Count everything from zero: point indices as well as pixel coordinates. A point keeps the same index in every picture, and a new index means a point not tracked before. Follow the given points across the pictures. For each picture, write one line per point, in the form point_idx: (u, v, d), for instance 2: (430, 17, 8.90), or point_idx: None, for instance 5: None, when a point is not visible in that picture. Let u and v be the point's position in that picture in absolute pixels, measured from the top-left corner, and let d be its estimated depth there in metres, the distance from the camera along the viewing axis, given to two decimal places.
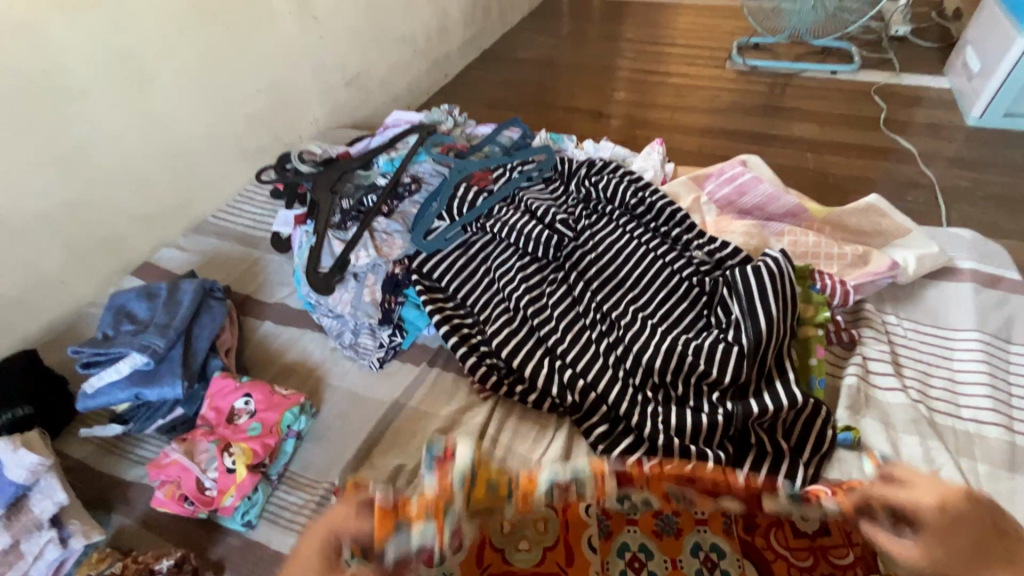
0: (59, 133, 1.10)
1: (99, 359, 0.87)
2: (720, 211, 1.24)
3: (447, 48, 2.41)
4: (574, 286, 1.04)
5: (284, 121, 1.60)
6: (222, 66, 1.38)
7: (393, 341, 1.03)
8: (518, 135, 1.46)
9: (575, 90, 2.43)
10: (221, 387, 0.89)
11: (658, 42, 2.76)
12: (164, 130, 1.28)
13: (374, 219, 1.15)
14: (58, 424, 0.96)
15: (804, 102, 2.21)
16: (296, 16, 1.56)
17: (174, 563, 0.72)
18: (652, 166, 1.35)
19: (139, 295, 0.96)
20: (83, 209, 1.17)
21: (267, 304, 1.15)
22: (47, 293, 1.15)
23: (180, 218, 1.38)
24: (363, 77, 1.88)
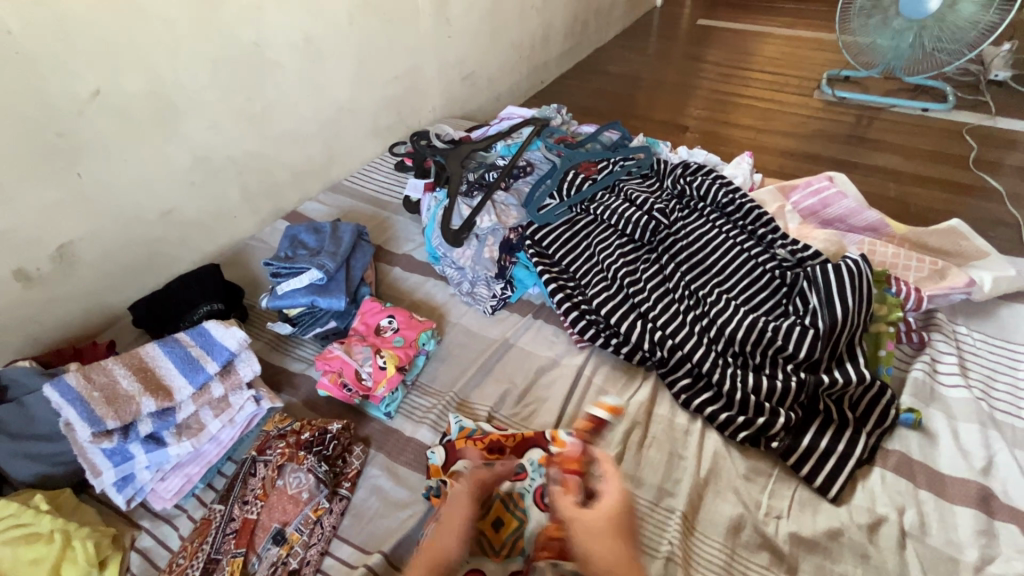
0: (255, 95, 1.33)
1: (285, 272, 1.09)
2: (803, 220, 1.36)
3: (547, 56, 2.61)
4: (665, 265, 1.19)
5: (410, 106, 1.83)
6: (374, 54, 1.61)
7: (504, 293, 1.21)
8: (617, 137, 1.63)
9: (663, 105, 2.57)
10: (370, 307, 1.09)
11: (746, 67, 2.87)
12: (325, 103, 1.52)
13: (495, 192, 1.34)
14: (243, 314, 1.23)
15: (890, 135, 2.26)
16: (434, 17, 1.79)
17: (341, 426, 0.91)
18: (741, 174, 1.48)
19: (308, 229, 1.18)
20: (260, 161, 1.40)
21: (396, 253, 1.36)
22: (223, 224, 1.38)
23: (322, 177, 1.61)
24: (475, 75, 2.10)
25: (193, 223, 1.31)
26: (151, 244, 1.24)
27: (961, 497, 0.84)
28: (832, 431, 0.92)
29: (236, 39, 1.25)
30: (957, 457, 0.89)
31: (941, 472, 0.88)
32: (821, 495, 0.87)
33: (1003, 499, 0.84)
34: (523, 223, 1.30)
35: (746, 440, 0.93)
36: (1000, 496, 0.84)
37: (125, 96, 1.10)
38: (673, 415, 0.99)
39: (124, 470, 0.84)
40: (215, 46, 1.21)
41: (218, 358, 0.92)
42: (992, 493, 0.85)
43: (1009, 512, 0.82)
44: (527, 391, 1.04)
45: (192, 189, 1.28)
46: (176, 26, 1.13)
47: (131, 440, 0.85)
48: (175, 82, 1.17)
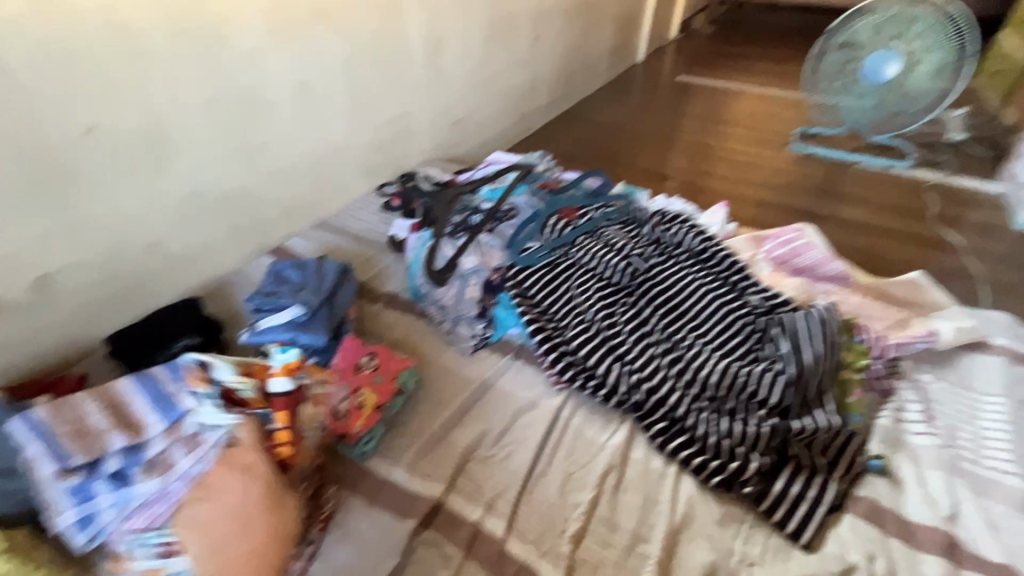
0: (248, 134, 1.37)
1: (267, 307, 1.10)
2: (774, 268, 1.41)
3: (534, 104, 2.73)
4: (642, 308, 1.23)
5: (399, 148, 1.89)
6: (367, 98, 1.68)
7: (484, 333, 1.23)
8: (599, 184, 1.71)
9: (643, 154, 2.68)
10: (350, 345, 1.09)
11: (722, 121, 3.02)
12: (317, 143, 1.57)
13: (479, 234, 1.38)
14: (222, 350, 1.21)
15: (856, 189, 2.39)
16: (426, 66, 1.87)
17: None
18: (716, 224, 1.55)
19: (292, 266, 1.20)
20: (249, 197, 1.43)
21: (379, 291, 1.37)
22: (208, 258, 1.39)
23: (310, 214, 1.63)
24: (464, 121, 2.19)
25: (177, 256, 1.32)
26: (134, 276, 1.24)
27: (928, 544, 0.86)
28: (804, 477, 0.93)
29: (233, 82, 1.29)
30: (924, 505, 0.91)
31: (911, 521, 0.90)
32: (794, 542, 0.88)
33: (970, 549, 0.86)
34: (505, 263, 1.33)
35: (720, 485, 0.94)
36: (967, 545, 0.86)
37: (120, 134, 1.13)
38: (649, 459, 1.00)
39: (85, 510, 0.81)
40: (212, 88, 1.25)
41: (195, 393, 0.91)
42: (960, 542, 0.87)
43: (976, 562, 0.84)
44: (505, 432, 1.04)
45: (179, 223, 1.29)
46: (176, 68, 1.17)
47: (97, 478, 0.82)
48: (172, 119, 1.20)
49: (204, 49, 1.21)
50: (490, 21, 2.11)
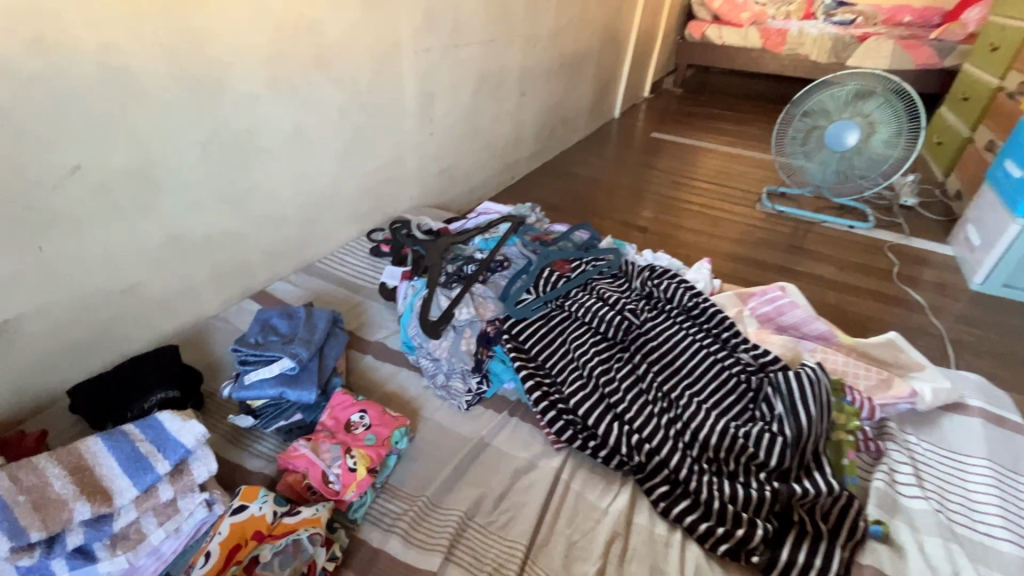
0: (239, 177, 1.33)
1: (254, 359, 1.04)
2: (760, 325, 1.46)
3: (518, 155, 2.80)
4: (638, 364, 1.23)
5: (388, 194, 1.88)
6: (360, 145, 1.68)
7: (479, 388, 1.19)
8: (587, 237, 1.74)
9: (623, 206, 2.76)
10: (341, 400, 1.05)
11: (695, 178, 3.17)
12: (308, 188, 1.54)
13: (474, 284, 1.36)
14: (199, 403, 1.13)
15: (823, 247, 2.52)
16: (419, 116, 1.90)
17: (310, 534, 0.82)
18: (701, 279, 1.58)
19: (281, 314, 1.15)
20: (234, 240, 1.38)
21: (368, 341, 1.33)
22: (186, 303, 1.32)
23: (295, 258, 1.59)
24: (451, 169, 2.21)
25: (153, 301, 1.24)
26: (106, 322, 1.16)
27: None
28: (807, 544, 0.92)
29: (229, 125, 1.27)
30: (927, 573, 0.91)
31: None
32: None
33: None
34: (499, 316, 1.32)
35: (726, 553, 0.92)
36: None
37: (107, 174, 1.08)
38: (652, 525, 0.97)
39: None
40: (207, 130, 1.23)
41: (170, 456, 0.84)
42: None
43: None
44: (503, 496, 1.00)
45: (160, 266, 1.23)
46: (171, 110, 1.15)
47: (56, 555, 0.75)
48: (162, 161, 1.16)
49: (201, 92, 1.19)
50: (481, 75, 2.18)
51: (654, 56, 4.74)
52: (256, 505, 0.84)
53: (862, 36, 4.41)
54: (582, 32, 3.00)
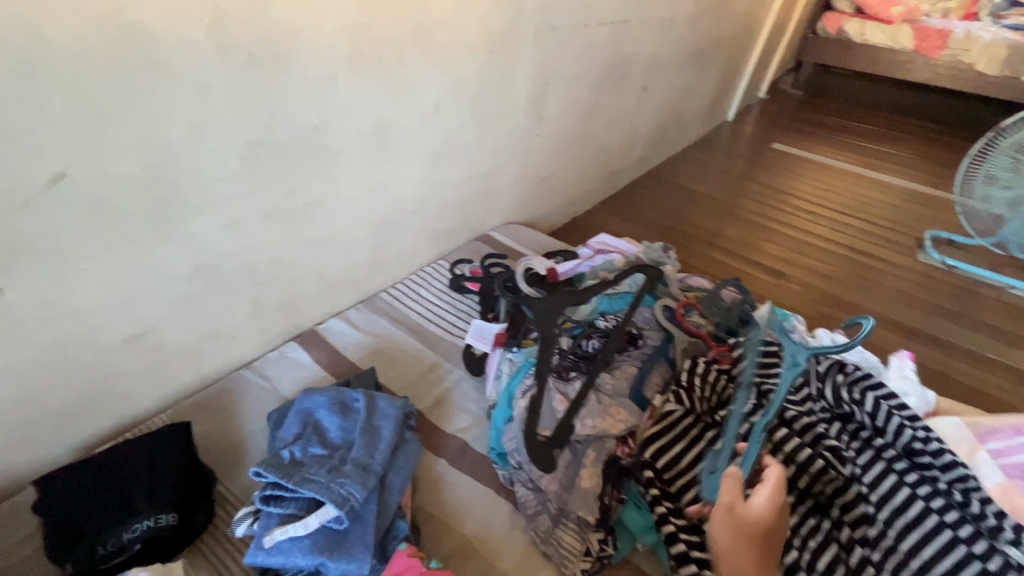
0: (296, 188, 0.98)
1: (285, 494, 0.68)
2: (1009, 480, 0.98)
3: (624, 161, 2.34)
4: (848, 548, 0.82)
5: (478, 208, 1.49)
6: (454, 148, 1.28)
7: (603, 552, 0.80)
8: (738, 297, 1.28)
9: (747, 236, 2.26)
10: (403, 570, 0.68)
11: (835, 207, 2.59)
12: (384, 202, 1.17)
13: (600, 375, 0.95)
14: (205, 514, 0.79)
15: (1017, 325, 1.93)
16: (528, 113, 1.48)
17: None
18: (912, 391, 1.11)
19: (332, 406, 0.79)
20: (284, 269, 1.03)
21: (444, 434, 0.96)
22: (215, 348, 0.99)
23: (359, 287, 1.23)
24: (552, 178, 1.79)
25: (168, 350, 0.91)
26: (101, 379, 0.85)
27: None
28: None
29: (290, 118, 0.91)
30: None
31: None
32: None
33: None
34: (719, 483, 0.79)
35: None
36: None
37: (110, 182, 0.74)
38: None
39: None
40: (259, 124, 0.87)
41: None
42: None
43: None
44: None
45: (182, 304, 0.90)
46: (210, 94, 0.79)
47: None
48: (191, 166, 0.81)
49: (256, 71, 0.83)
50: (606, 64, 1.73)
51: (779, 51, 4.07)
52: None
53: None
54: (721, 17, 2.47)
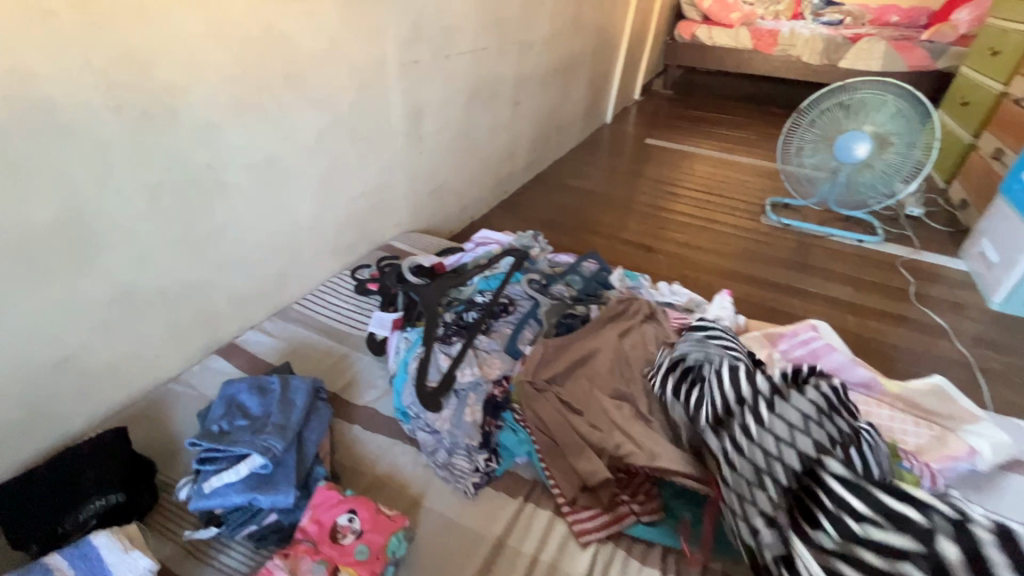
0: (199, 218, 1.14)
1: (215, 455, 0.85)
2: (793, 370, 1.32)
3: (511, 168, 2.62)
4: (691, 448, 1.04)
5: (375, 221, 1.70)
6: (342, 171, 1.48)
7: (489, 466, 1.02)
8: (596, 267, 1.57)
9: (623, 221, 2.61)
10: (325, 499, 0.87)
11: (696, 187, 3.03)
12: (283, 223, 1.35)
13: (476, 336, 1.19)
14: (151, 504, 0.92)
15: (835, 264, 2.40)
16: (406, 134, 1.70)
17: None
18: (726, 316, 1.44)
19: (251, 389, 0.96)
20: (197, 290, 1.19)
21: (356, 405, 1.15)
22: (141, 366, 1.12)
23: (270, 301, 1.40)
24: (442, 189, 2.03)
25: (97, 370, 1.04)
26: (39, 401, 0.97)
27: None
28: None
29: (187, 159, 1.08)
30: None
31: None
32: None
33: None
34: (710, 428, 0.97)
35: None
36: None
37: (30, 230, 0.88)
38: None
39: None
40: (160, 168, 1.04)
41: None
42: None
43: None
44: None
45: (105, 330, 1.03)
46: (111, 146, 0.95)
47: None
48: (102, 208, 0.97)
49: (150, 125, 1.00)
50: (474, 87, 2.00)
51: (645, 58, 4.60)
52: None
53: (854, 37, 4.33)
54: (577, 35, 2.84)
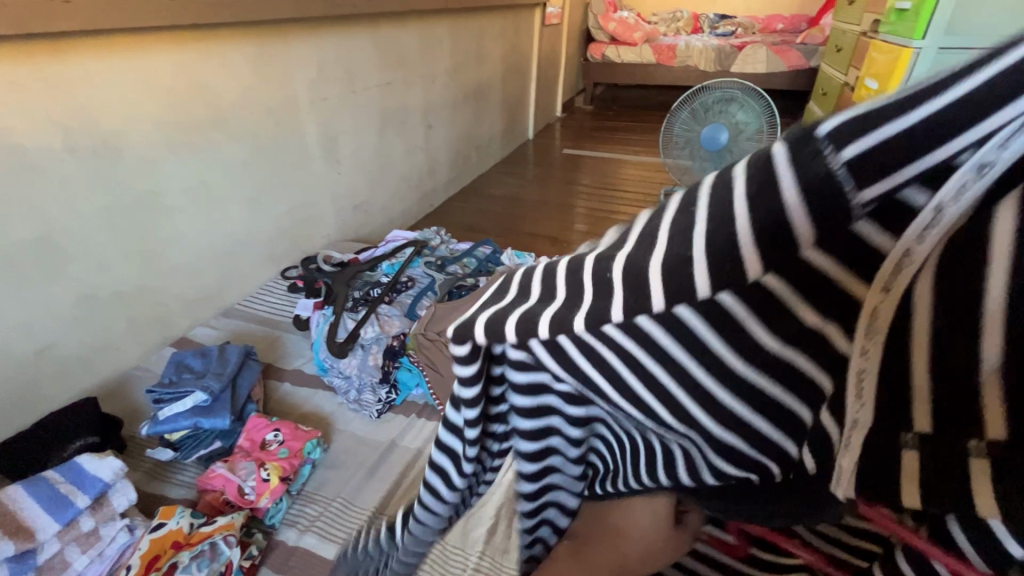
0: (145, 234, 1.43)
1: (168, 397, 1.14)
2: None
3: (433, 183, 2.96)
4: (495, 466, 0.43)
5: (303, 234, 2.00)
6: (268, 192, 1.79)
7: (389, 397, 1.33)
8: (490, 251, 1.90)
9: (535, 218, 2.96)
10: (256, 424, 1.15)
11: (604, 186, 3.43)
12: (218, 237, 1.64)
13: (379, 305, 1.51)
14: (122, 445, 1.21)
15: None
16: (324, 159, 2.02)
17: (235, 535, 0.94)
18: None
19: (194, 353, 1.25)
20: (148, 294, 1.47)
21: (285, 369, 1.44)
22: (105, 357, 1.39)
23: (214, 303, 1.68)
24: (366, 204, 2.35)
25: (69, 359, 1.31)
26: (24, 384, 1.23)
27: None
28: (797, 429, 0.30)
29: (129, 188, 1.37)
30: None
31: None
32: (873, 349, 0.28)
33: None
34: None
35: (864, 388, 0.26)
36: None
37: (10, 248, 1.16)
38: None
39: None
40: (109, 197, 1.33)
41: (91, 489, 0.94)
42: None
43: None
44: (407, 485, 1.13)
45: (72, 325, 1.30)
46: (66, 180, 1.23)
47: None
48: (63, 229, 1.25)
49: (98, 162, 1.29)
50: (384, 115, 2.34)
51: (561, 79, 5.07)
52: (173, 519, 0.94)
53: (740, 44, 4.91)
54: (481, 64, 3.24)
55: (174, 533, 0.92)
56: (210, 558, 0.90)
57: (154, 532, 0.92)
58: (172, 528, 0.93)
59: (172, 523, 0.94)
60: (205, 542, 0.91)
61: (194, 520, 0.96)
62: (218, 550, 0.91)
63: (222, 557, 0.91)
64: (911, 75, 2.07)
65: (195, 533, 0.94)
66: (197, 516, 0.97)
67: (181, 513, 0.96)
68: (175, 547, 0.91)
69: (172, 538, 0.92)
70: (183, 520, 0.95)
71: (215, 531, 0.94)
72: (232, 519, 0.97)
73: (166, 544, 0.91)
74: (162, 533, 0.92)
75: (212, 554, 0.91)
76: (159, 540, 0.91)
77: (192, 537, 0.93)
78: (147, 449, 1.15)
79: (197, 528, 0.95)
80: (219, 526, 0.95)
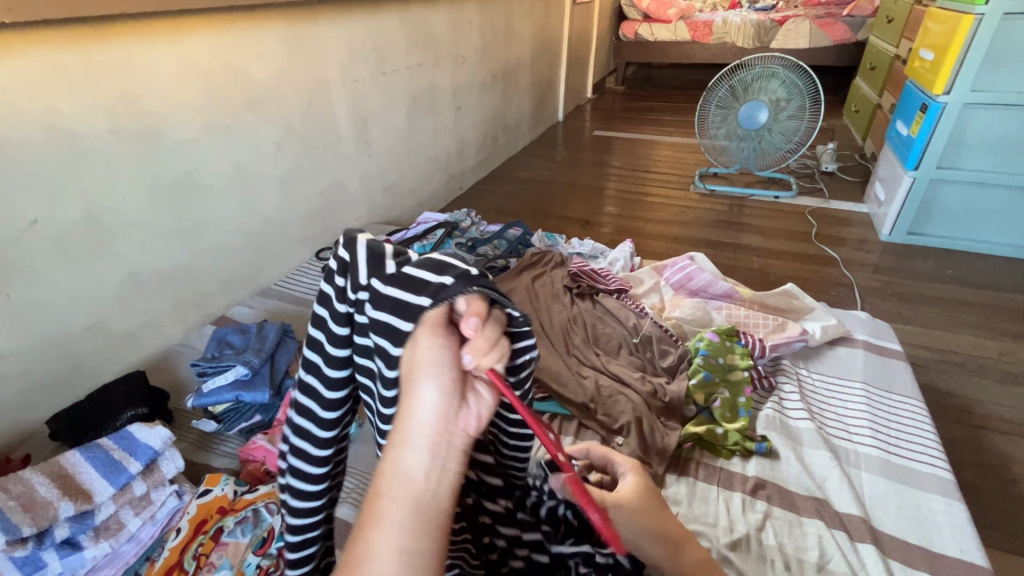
0: (185, 214, 1.47)
1: (211, 370, 1.18)
2: (675, 291, 1.63)
3: (462, 166, 2.95)
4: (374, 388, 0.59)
5: (334, 217, 2.03)
6: (302, 174, 1.83)
7: None
8: (519, 233, 1.86)
9: (564, 201, 2.92)
10: None
11: (635, 169, 3.35)
12: (254, 218, 1.68)
13: None
14: (168, 418, 1.26)
15: (757, 219, 2.64)
16: (355, 141, 2.04)
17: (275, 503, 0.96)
18: (622, 257, 1.79)
19: (235, 330, 1.29)
20: (188, 272, 1.52)
21: None
22: (150, 333, 1.45)
23: (251, 283, 1.73)
24: (396, 186, 2.36)
25: (117, 334, 1.37)
26: (76, 356, 1.30)
27: (833, 519, 0.99)
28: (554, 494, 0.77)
29: (169, 169, 1.41)
30: (801, 475, 1.08)
31: (791, 491, 1.06)
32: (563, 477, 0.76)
33: (835, 509, 1.02)
34: (377, 254, 0.59)
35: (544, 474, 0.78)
36: (835, 506, 1.02)
37: (62, 226, 1.21)
38: None
39: None
40: (149, 178, 1.37)
41: (142, 456, 0.98)
42: (828, 506, 1.02)
43: (860, 530, 0.98)
44: None
45: (119, 302, 1.36)
46: (109, 160, 1.27)
47: (46, 547, 0.86)
48: (108, 208, 1.29)
49: (141, 144, 1.33)
50: (413, 97, 2.34)
51: (592, 60, 4.96)
52: (218, 487, 0.99)
53: (781, 19, 4.69)
54: (511, 45, 3.19)
55: (219, 499, 0.97)
56: (251, 523, 0.94)
57: (202, 498, 0.98)
58: (217, 493, 0.98)
59: (217, 490, 0.99)
60: (247, 509, 0.95)
61: (238, 487, 1.01)
62: (259, 517, 0.94)
63: (264, 523, 0.94)
64: (971, 43, 1.95)
65: (239, 500, 0.98)
66: (241, 484, 1.02)
67: (225, 481, 1.00)
68: (220, 512, 0.96)
69: (217, 504, 0.97)
70: (227, 487, 1.00)
71: (256, 499, 0.98)
72: (272, 488, 1.00)
73: (212, 509, 0.96)
74: (208, 498, 0.98)
75: (253, 519, 0.94)
76: (206, 505, 0.97)
77: (236, 504, 0.97)
78: (193, 420, 1.20)
79: (241, 496, 0.99)
80: (260, 494, 0.99)
